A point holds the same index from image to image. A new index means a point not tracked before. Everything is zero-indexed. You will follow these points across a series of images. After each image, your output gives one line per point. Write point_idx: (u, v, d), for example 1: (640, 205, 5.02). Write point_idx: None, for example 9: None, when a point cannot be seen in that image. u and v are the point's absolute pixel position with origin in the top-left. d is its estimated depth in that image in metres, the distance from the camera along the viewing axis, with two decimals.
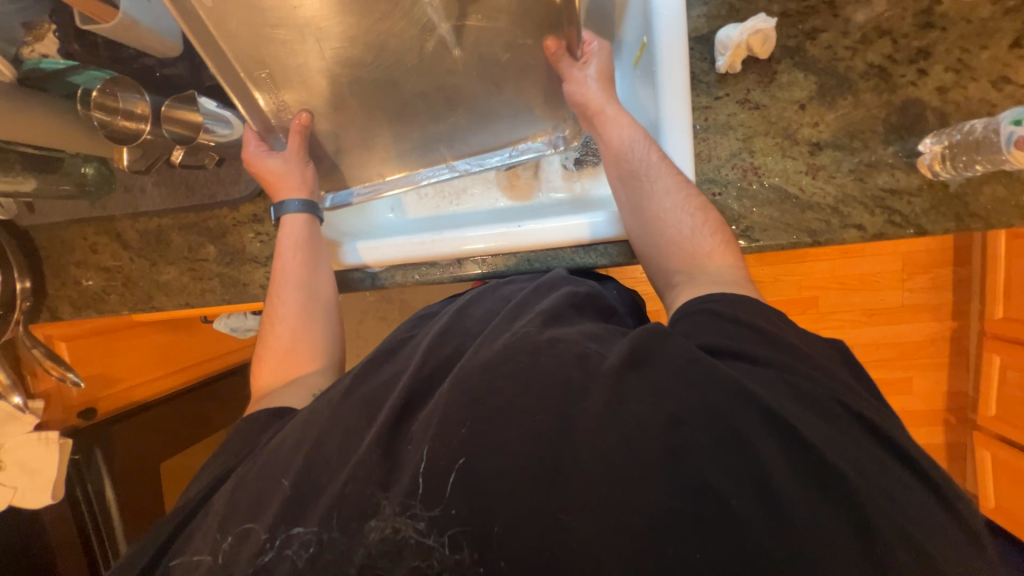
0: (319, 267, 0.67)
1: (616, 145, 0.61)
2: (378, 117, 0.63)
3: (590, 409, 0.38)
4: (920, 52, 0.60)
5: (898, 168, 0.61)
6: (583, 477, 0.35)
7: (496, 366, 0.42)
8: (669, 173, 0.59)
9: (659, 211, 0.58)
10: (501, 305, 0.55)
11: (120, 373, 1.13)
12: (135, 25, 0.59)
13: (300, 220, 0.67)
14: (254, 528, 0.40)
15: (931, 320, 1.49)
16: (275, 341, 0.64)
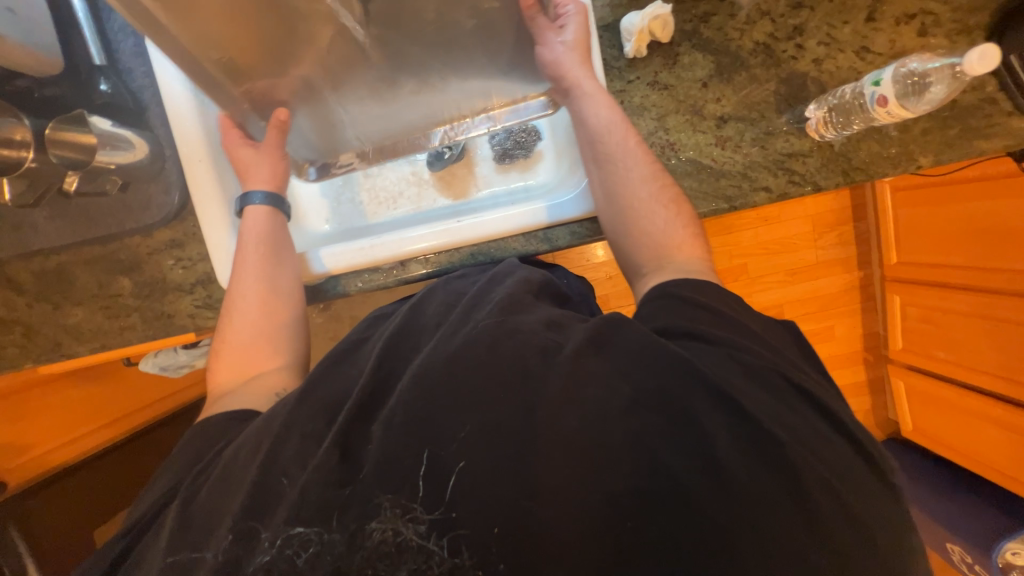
0: (284, 263, 0.65)
1: (591, 122, 0.61)
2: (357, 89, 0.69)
3: (553, 403, 0.38)
4: (795, 29, 0.67)
5: (791, 133, 0.68)
6: (557, 457, 0.36)
7: (454, 361, 0.40)
8: (645, 164, 0.58)
9: (633, 201, 0.57)
10: (452, 299, 0.52)
11: (32, 438, 1.01)
12: (1, 40, 0.53)
13: (261, 211, 0.66)
14: (202, 555, 0.38)
15: (841, 273, 1.67)
16: (234, 337, 0.60)
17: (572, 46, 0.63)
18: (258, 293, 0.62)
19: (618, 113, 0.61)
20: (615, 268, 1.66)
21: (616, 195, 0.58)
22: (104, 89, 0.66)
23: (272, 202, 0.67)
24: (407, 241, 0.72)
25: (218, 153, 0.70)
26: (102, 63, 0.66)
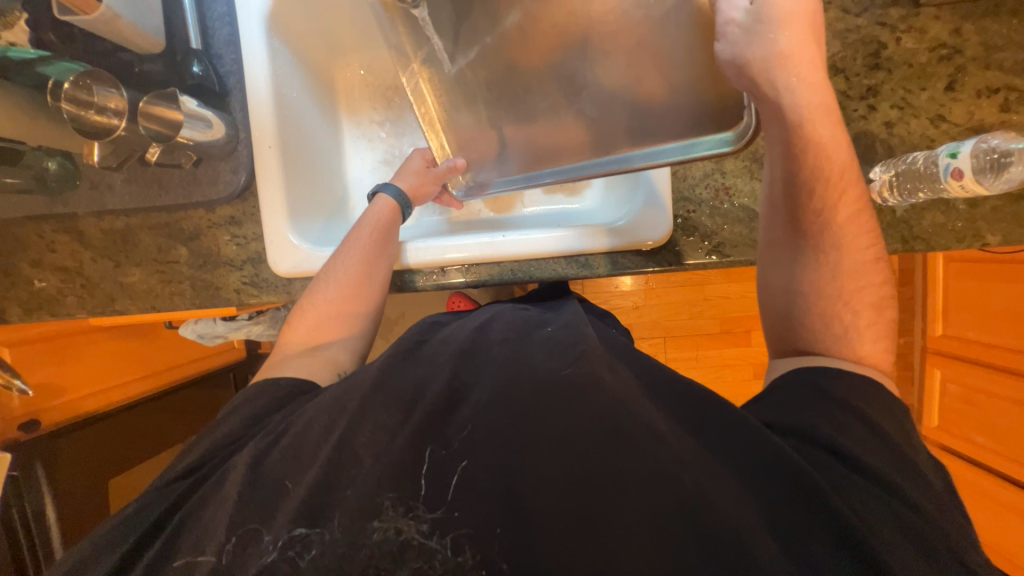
0: (385, 254, 0.70)
1: (804, 180, 0.51)
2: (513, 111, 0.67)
3: (630, 454, 0.41)
4: (870, 89, 0.66)
5: None
6: (626, 506, 0.38)
7: (523, 382, 0.47)
8: (852, 252, 0.52)
9: (820, 291, 0.52)
10: (524, 325, 0.60)
11: (68, 383, 1.04)
12: (117, 19, 0.58)
13: (387, 202, 0.74)
14: (262, 529, 0.41)
15: None
16: (318, 304, 0.65)
17: (780, 42, 0.47)
18: (349, 274, 0.67)
19: (842, 168, 0.52)
20: (642, 298, 1.65)
21: (794, 264, 0.54)
22: (196, 71, 0.70)
23: (400, 200, 0.75)
24: (467, 248, 0.72)
25: (286, 141, 0.74)
26: (198, 47, 0.70)
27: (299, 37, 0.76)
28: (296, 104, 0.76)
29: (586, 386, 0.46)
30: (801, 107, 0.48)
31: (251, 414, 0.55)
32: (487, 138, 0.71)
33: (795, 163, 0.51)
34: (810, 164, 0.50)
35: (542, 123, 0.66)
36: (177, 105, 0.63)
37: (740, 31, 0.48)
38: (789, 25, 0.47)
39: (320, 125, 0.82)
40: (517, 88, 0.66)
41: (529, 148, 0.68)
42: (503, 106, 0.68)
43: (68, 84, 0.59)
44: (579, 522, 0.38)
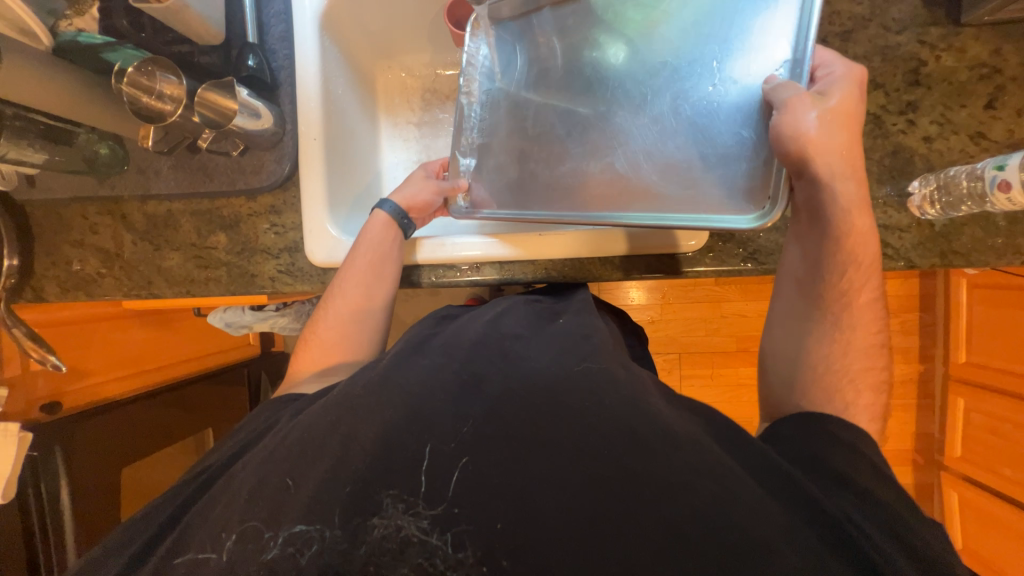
0: (381, 277, 0.70)
1: (835, 258, 0.54)
2: (535, 156, 0.65)
3: (631, 459, 0.41)
4: (909, 105, 0.67)
5: (890, 206, 0.67)
6: (630, 503, 0.39)
7: (531, 381, 0.48)
8: (863, 335, 0.54)
9: (827, 367, 0.54)
10: (538, 318, 0.64)
11: (91, 366, 1.07)
12: (186, 9, 0.60)
13: (383, 218, 0.71)
14: (258, 526, 0.42)
15: (900, 362, 1.58)
16: (324, 330, 0.69)
17: (839, 138, 0.50)
18: (349, 301, 0.69)
19: (869, 258, 0.54)
20: (657, 312, 1.64)
21: (807, 336, 0.56)
22: (251, 63, 0.72)
23: (395, 214, 0.72)
24: (486, 248, 0.72)
25: (330, 134, 0.76)
26: (254, 41, 0.72)
27: (349, 36, 0.79)
28: (341, 99, 0.79)
29: (594, 387, 0.47)
30: (841, 198, 0.51)
31: (252, 428, 0.58)
32: (510, 171, 0.67)
33: (825, 244, 0.54)
34: (836, 247, 0.53)
35: (571, 166, 0.62)
36: (233, 95, 0.66)
37: (804, 106, 0.47)
38: (839, 118, 0.50)
39: (360, 124, 0.84)
40: (552, 128, 0.64)
41: (550, 189, 0.63)
42: (534, 142, 0.65)
43: (131, 69, 0.60)
44: (582, 517, 0.39)
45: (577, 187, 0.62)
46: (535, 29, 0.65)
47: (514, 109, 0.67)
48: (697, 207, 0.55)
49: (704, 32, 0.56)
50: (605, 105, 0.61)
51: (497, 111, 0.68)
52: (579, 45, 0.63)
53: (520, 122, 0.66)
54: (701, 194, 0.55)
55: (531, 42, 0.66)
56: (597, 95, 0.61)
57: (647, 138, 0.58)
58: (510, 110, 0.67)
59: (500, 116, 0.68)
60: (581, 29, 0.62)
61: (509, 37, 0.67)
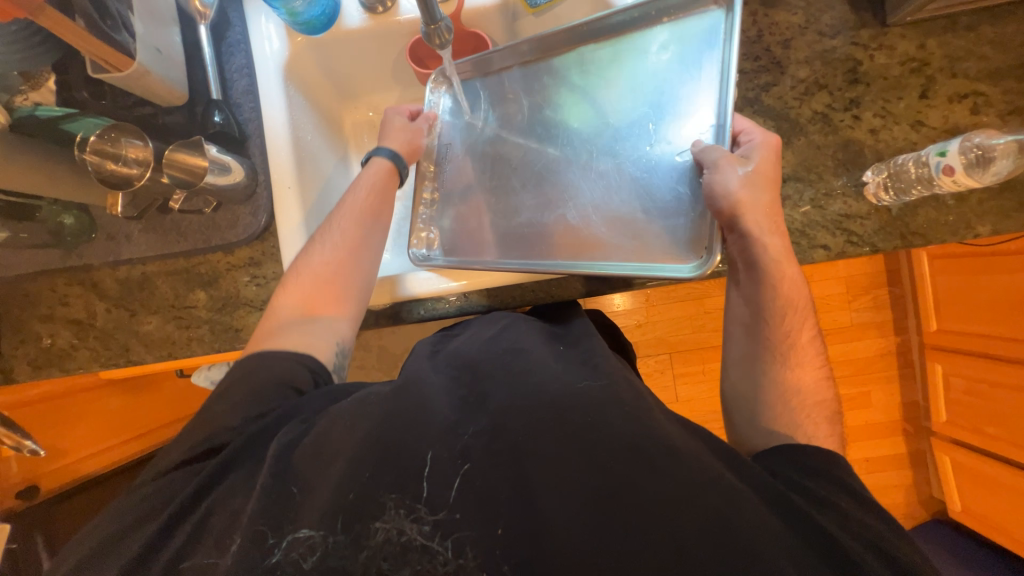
0: (378, 221, 0.68)
1: (775, 300, 0.59)
2: (495, 208, 0.74)
3: (639, 457, 0.42)
4: (852, 101, 0.72)
5: (849, 196, 0.71)
6: (635, 503, 0.40)
7: (539, 396, 0.48)
8: (809, 375, 0.58)
9: (784, 404, 0.56)
10: (538, 333, 0.62)
11: (67, 444, 0.98)
12: (148, 75, 0.60)
13: (382, 164, 0.70)
14: (268, 529, 0.41)
15: (877, 337, 1.64)
16: (313, 272, 0.63)
17: (766, 197, 0.58)
18: (346, 240, 0.65)
19: (804, 302, 0.59)
20: (644, 316, 1.67)
21: (763, 377, 0.59)
22: (217, 119, 0.72)
23: (394, 159, 0.71)
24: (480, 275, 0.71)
25: (304, 181, 0.76)
26: (219, 97, 0.72)
27: (314, 83, 0.80)
28: (312, 145, 0.79)
29: (599, 402, 0.47)
30: (769, 251, 0.58)
31: (241, 400, 0.51)
32: (473, 219, 0.74)
33: (762, 289, 0.59)
34: (773, 292, 0.58)
35: (528, 218, 0.71)
36: (202, 152, 0.65)
37: (728, 166, 0.56)
38: (764, 180, 0.58)
39: (335, 167, 0.84)
40: (513, 183, 0.74)
41: (509, 237, 0.72)
42: (497, 196, 0.74)
43: (93, 138, 0.62)
44: (585, 518, 0.40)
45: (534, 233, 0.70)
46: (495, 102, 0.76)
47: (473, 170, 0.76)
48: (645, 256, 0.63)
49: (642, 106, 0.67)
50: (559, 164, 0.71)
51: (457, 169, 0.78)
52: (534, 113, 0.74)
53: (479, 180, 0.76)
54: (645, 240, 0.63)
55: (494, 110, 0.76)
56: (550, 156, 0.72)
57: (595, 195, 0.68)
58: (475, 169, 0.77)
59: (463, 173, 0.77)
60: (537, 102, 0.74)
61: (472, 107, 0.78)
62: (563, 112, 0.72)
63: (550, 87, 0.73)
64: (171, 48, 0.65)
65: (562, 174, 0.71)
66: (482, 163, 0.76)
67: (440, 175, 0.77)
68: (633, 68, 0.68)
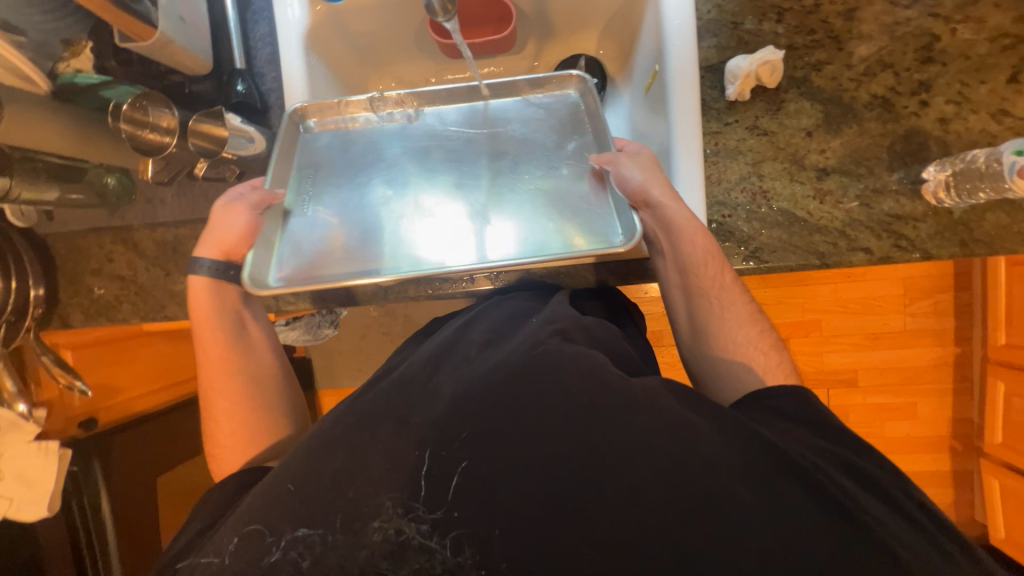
0: (249, 323, 0.67)
1: (695, 258, 0.59)
2: (380, 227, 0.70)
3: (624, 463, 0.40)
4: (922, 84, 0.63)
5: (903, 194, 0.63)
6: (624, 514, 0.39)
7: (493, 372, 0.46)
8: (734, 309, 0.58)
9: (730, 342, 0.57)
10: (509, 319, 0.58)
11: (122, 383, 1.04)
12: (172, 44, 0.62)
13: (205, 283, 0.64)
14: (263, 529, 0.42)
15: (935, 346, 1.50)
16: (234, 408, 0.61)
17: (659, 172, 0.62)
18: (240, 378, 0.63)
19: (719, 256, 0.60)
20: None
21: (707, 326, 0.59)
22: (240, 89, 0.73)
23: (216, 269, 0.64)
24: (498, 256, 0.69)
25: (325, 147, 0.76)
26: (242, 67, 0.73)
27: (336, 52, 0.79)
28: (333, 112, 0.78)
29: (559, 368, 0.45)
30: (680, 213, 0.59)
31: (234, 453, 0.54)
32: (346, 255, 0.68)
33: (683, 250, 0.59)
34: (693, 249, 0.59)
35: (428, 236, 0.69)
36: (223, 122, 0.67)
37: (625, 162, 0.62)
38: (653, 163, 0.62)
39: None
40: (393, 221, 0.70)
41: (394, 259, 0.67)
42: (370, 236, 0.69)
43: (127, 106, 0.63)
44: (573, 527, 0.39)
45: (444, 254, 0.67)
46: (378, 144, 0.75)
47: (354, 191, 0.72)
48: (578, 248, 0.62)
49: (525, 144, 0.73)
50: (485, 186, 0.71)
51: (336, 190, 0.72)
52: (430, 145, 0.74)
53: (358, 200, 0.72)
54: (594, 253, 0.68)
55: (375, 154, 0.74)
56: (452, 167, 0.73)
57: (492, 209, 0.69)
58: (349, 212, 0.71)
59: (337, 208, 0.71)
60: (418, 150, 0.75)
61: (352, 148, 0.74)
62: (445, 164, 0.73)
63: (437, 140, 0.75)
64: (194, 16, 0.66)
65: (474, 205, 0.70)
66: (365, 186, 0.73)
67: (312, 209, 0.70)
68: (547, 125, 0.74)
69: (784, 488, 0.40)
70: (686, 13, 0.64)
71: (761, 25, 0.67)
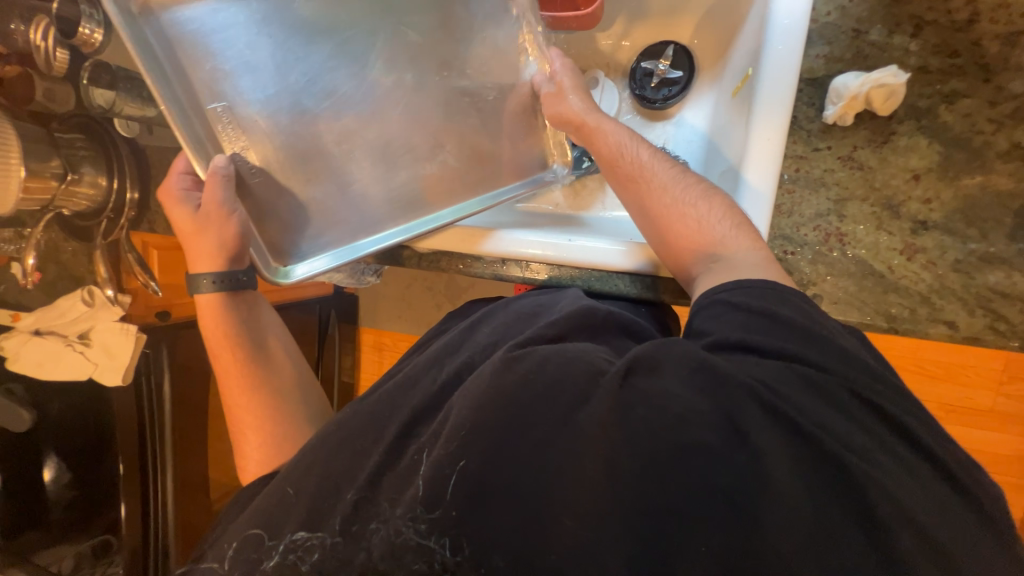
0: (263, 332, 0.71)
1: (610, 152, 0.61)
2: (359, 157, 0.64)
3: (625, 510, 0.37)
4: None
5: (1018, 270, 0.55)
6: (624, 560, 0.36)
7: (488, 383, 0.43)
8: (666, 171, 0.59)
9: (661, 215, 0.57)
10: (517, 322, 0.57)
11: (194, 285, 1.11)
12: None
13: (212, 299, 0.69)
14: (261, 533, 0.47)
15: (1020, 435, 1.26)
16: (251, 418, 0.66)
17: (572, 91, 0.66)
18: (255, 390, 0.68)
19: (634, 139, 0.62)
20: None
21: (641, 210, 0.59)
22: None
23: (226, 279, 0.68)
24: (550, 245, 0.67)
25: None
26: None
27: None
28: None
29: (563, 383, 0.42)
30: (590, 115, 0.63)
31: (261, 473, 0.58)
32: (332, 206, 0.65)
33: (600, 152, 0.62)
34: (610, 144, 0.62)
35: (403, 176, 0.66)
36: None
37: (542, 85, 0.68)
38: (573, 85, 0.67)
39: None
40: (352, 139, 0.63)
41: (390, 201, 0.67)
42: (316, 156, 0.63)
43: None
44: (572, 561, 0.37)
45: (423, 194, 0.67)
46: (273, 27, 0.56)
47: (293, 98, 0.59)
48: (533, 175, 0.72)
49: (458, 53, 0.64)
50: (437, 116, 0.65)
51: (268, 100, 0.59)
52: (353, 51, 0.60)
53: (293, 109, 0.60)
54: (625, 261, 0.65)
55: (259, 34, 0.56)
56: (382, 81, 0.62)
57: (428, 130, 0.65)
58: (294, 126, 0.61)
59: (255, 127, 0.59)
60: (321, 27, 0.57)
61: (222, 31, 0.56)
62: (369, 69, 0.61)
63: (345, 15, 0.58)
64: None
65: (435, 138, 0.66)
66: (300, 98, 0.60)
67: (234, 138, 0.60)
68: (514, 56, 0.68)
69: (809, 530, 0.35)
70: (800, 10, 0.55)
71: (891, 37, 0.58)
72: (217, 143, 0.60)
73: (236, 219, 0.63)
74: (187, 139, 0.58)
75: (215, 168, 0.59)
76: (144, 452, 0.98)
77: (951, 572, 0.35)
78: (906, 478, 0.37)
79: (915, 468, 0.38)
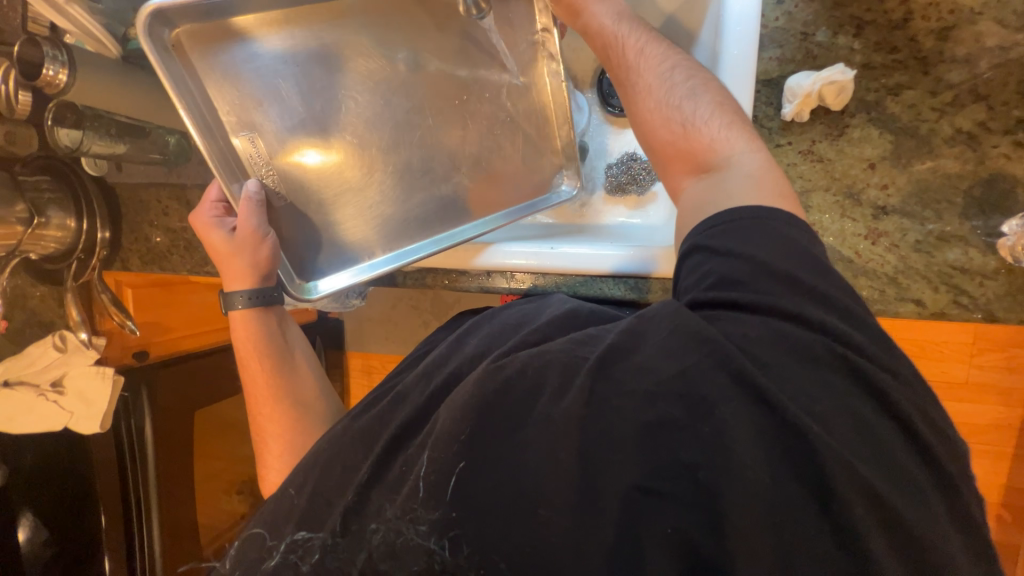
0: (292, 340, 0.71)
1: (606, 41, 0.59)
2: (377, 179, 0.66)
3: (614, 497, 0.38)
4: (1019, 122, 0.57)
5: (974, 246, 0.59)
6: (621, 542, 0.37)
7: (476, 387, 0.43)
8: (656, 71, 0.56)
9: (652, 116, 0.54)
10: (502, 331, 0.57)
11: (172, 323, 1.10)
12: None
13: (242, 313, 0.67)
14: (261, 533, 0.48)
15: (997, 404, 1.30)
16: (278, 429, 0.64)
17: None
18: (284, 400, 0.66)
19: (634, 32, 0.58)
20: None
21: (634, 111, 0.56)
22: None
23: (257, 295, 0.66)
24: (533, 256, 0.67)
25: None
26: None
27: None
28: None
29: (542, 383, 0.42)
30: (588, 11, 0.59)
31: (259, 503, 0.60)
32: (346, 232, 0.67)
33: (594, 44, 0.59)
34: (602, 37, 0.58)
35: (420, 196, 0.68)
36: None
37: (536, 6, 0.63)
38: None
39: None
40: (375, 166, 0.66)
41: (404, 223, 0.68)
42: (336, 183, 0.65)
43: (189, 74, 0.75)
44: (571, 550, 0.37)
45: (439, 210, 0.68)
46: (305, 60, 0.61)
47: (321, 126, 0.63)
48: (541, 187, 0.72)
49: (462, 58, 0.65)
50: (455, 129, 0.67)
51: (301, 129, 0.62)
52: (378, 71, 0.63)
53: (319, 137, 0.63)
54: (607, 264, 0.66)
55: (286, 63, 0.60)
56: (403, 96, 0.65)
57: (440, 136, 0.67)
58: (321, 159, 0.64)
59: (282, 152, 0.63)
60: (347, 58, 0.62)
61: (258, 70, 0.60)
62: (392, 88, 0.64)
63: (367, 45, 0.62)
64: None
65: (451, 156, 0.68)
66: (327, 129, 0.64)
67: (261, 165, 0.62)
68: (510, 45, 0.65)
69: (794, 493, 0.36)
70: (752, 17, 0.58)
71: (836, 38, 0.62)
72: (244, 169, 0.62)
73: (269, 243, 0.63)
74: (218, 166, 0.60)
75: (248, 194, 0.61)
76: (127, 496, 0.94)
77: (924, 518, 0.37)
78: (889, 448, 0.38)
79: (897, 439, 0.39)
